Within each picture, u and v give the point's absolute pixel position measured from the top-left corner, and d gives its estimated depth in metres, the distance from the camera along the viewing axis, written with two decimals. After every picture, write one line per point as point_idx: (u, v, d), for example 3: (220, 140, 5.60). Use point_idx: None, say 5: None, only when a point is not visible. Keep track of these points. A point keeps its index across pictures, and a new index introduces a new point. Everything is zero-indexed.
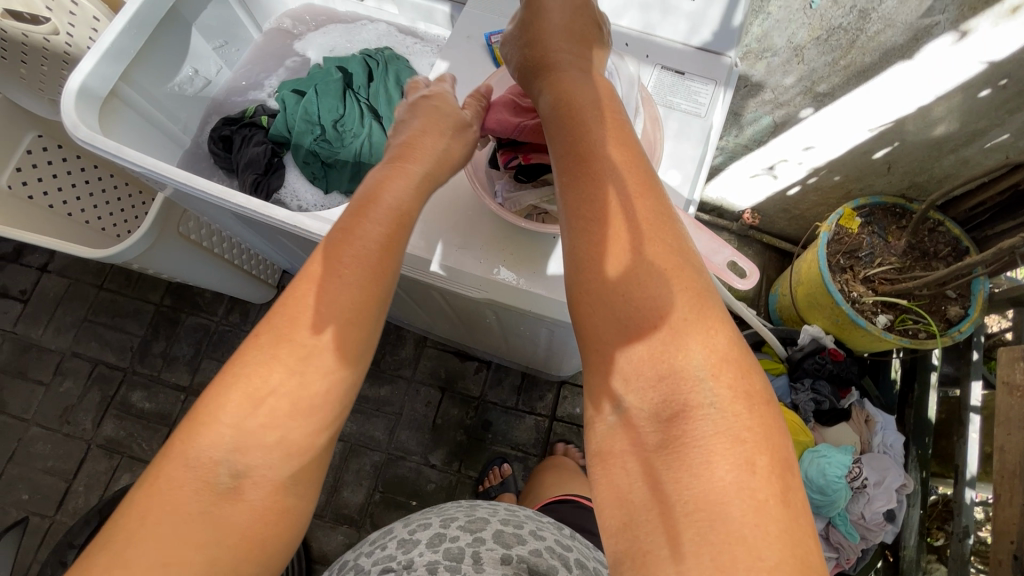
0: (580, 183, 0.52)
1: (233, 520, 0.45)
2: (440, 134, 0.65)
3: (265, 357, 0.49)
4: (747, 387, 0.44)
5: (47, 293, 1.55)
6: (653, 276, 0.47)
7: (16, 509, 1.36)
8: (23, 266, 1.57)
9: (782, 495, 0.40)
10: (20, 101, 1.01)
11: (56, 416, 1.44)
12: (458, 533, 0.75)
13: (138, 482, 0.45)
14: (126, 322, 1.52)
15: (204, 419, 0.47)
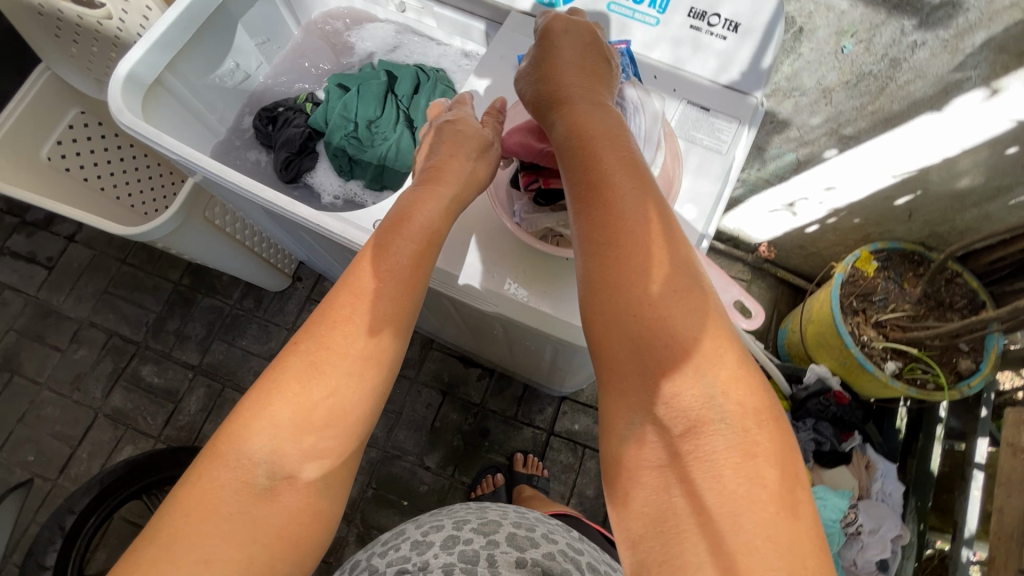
0: (595, 213, 0.53)
1: (269, 519, 0.50)
2: (465, 158, 0.69)
3: (303, 365, 0.54)
4: (756, 404, 0.47)
5: (71, 262, 1.60)
6: (668, 298, 0.50)
7: (21, 469, 1.40)
8: (51, 234, 1.62)
9: (791, 507, 0.42)
10: (68, 78, 1.07)
11: (68, 382, 1.48)
12: (472, 535, 0.76)
13: (182, 481, 0.50)
14: (144, 298, 1.56)
15: (244, 425, 0.51)
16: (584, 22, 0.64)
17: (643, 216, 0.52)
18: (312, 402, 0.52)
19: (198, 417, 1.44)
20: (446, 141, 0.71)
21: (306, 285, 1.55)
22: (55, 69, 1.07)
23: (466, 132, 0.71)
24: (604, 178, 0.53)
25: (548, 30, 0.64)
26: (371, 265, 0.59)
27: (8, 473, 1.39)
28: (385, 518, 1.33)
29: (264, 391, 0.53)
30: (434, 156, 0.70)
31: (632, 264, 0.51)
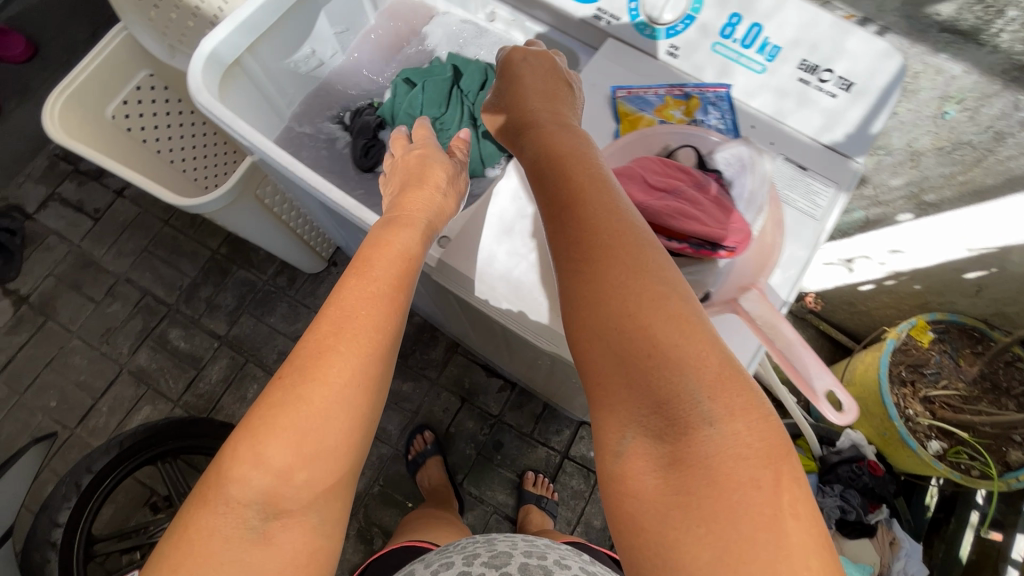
0: (571, 225, 0.51)
1: (266, 563, 0.48)
2: (434, 188, 0.70)
3: (290, 398, 0.50)
4: (744, 401, 0.43)
5: (117, 216, 1.62)
6: (647, 303, 0.46)
7: (43, 413, 1.42)
8: (102, 186, 1.65)
9: (791, 507, 0.40)
10: (143, 42, 1.08)
11: (98, 334, 1.50)
12: (483, 569, 0.72)
13: (170, 533, 0.47)
14: (181, 261, 1.57)
15: (232, 469, 0.48)
16: (541, 54, 0.65)
17: (620, 222, 0.50)
18: (296, 430, 0.49)
19: (218, 387, 1.45)
20: (413, 168, 0.72)
21: (340, 271, 1.55)
22: (131, 30, 1.08)
23: (430, 162, 0.73)
24: (577, 196, 0.51)
25: (507, 68, 0.66)
26: (346, 286, 0.57)
27: (30, 415, 1.42)
28: (388, 518, 1.33)
29: (248, 429, 0.49)
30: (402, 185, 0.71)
31: (612, 274, 0.47)
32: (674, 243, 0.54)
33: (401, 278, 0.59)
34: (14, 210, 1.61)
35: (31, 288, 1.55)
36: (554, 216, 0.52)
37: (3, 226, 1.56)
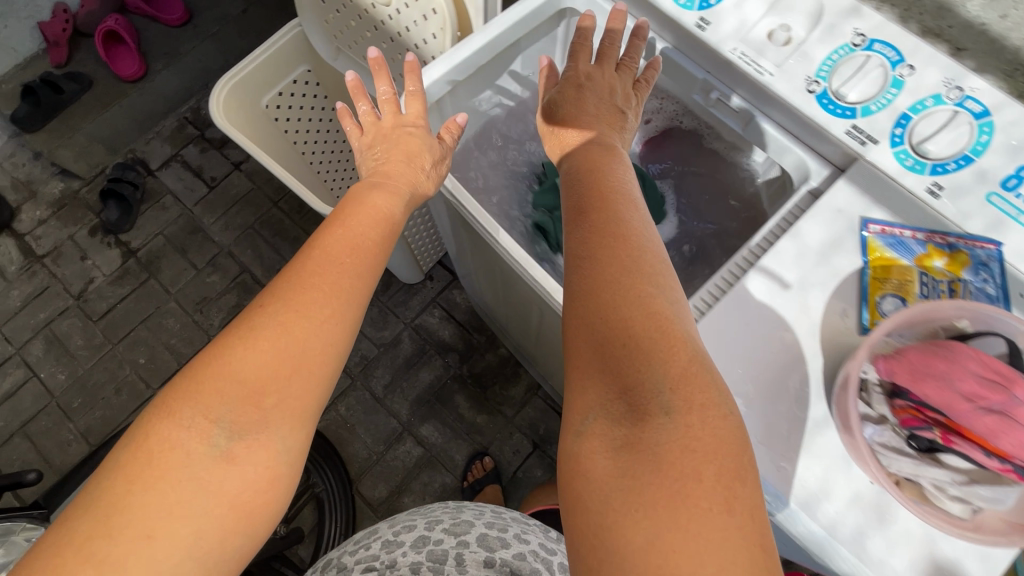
0: (582, 226, 0.55)
1: (222, 488, 0.48)
2: (420, 168, 0.72)
3: (273, 326, 0.53)
4: (703, 396, 0.43)
5: (231, 188, 1.65)
6: (629, 300, 0.48)
7: (131, 367, 1.46)
8: (222, 156, 1.68)
9: (727, 504, 0.39)
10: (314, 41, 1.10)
11: (194, 301, 1.53)
12: (442, 535, 0.93)
13: (127, 442, 0.48)
14: (283, 245, 1.59)
15: (205, 386, 0.50)
16: (603, 78, 0.70)
17: (623, 228, 0.54)
18: (272, 351, 0.52)
19: None
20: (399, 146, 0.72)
21: (435, 286, 1.54)
22: (305, 28, 1.09)
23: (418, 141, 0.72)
24: (591, 204, 0.57)
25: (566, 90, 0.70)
26: (340, 238, 0.61)
27: (118, 367, 1.46)
28: None
29: (225, 348, 0.52)
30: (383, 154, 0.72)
31: (607, 274, 0.51)
32: (990, 460, 0.43)
33: (382, 241, 0.64)
34: (138, 163, 1.66)
35: (140, 242, 1.59)
36: (569, 223, 0.57)
37: (126, 178, 1.61)
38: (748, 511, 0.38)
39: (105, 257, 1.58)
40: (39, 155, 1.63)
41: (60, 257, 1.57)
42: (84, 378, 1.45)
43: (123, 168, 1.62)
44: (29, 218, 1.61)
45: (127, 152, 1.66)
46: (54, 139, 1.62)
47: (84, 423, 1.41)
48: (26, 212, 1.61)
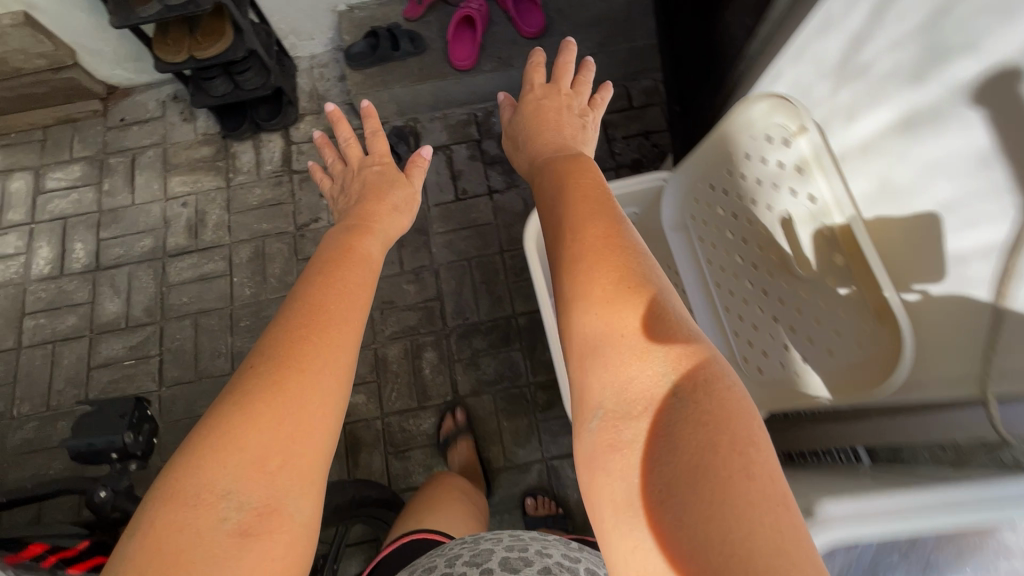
0: (564, 236, 0.59)
1: (246, 573, 0.43)
2: (387, 204, 0.91)
3: (265, 375, 0.52)
4: (709, 369, 0.45)
5: (474, 211, 1.59)
6: (618, 287, 0.51)
7: None
8: (485, 176, 1.63)
9: (753, 472, 0.38)
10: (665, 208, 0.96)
11: (379, 298, 1.50)
12: (463, 570, 0.74)
13: (126, 535, 0.43)
14: (484, 297, 1.50)
15: (212, 453, 0.46)
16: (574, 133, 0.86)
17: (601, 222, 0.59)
18: (267, 411, 0.49)
19: (417, 438, 1.38)
20: (366, 180, 0.96)
21: None
22: (669, 187, 0.95)
23: (383, 177, 0.96)
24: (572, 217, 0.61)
25: (532, 104, 0.99)
26: (319, 276, 0.65)
27: None
28: None
29: (224, 403, 0.50)
30: (363, 205, 0.90)
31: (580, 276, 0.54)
32: None
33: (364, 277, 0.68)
34: (411, 137, 1.66)
35: None
36: (553, 235, 0.62)
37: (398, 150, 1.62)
38: (768, 472, 0.38)
39: None
40: (344, 82, 1.67)
41: (307, 181, 1.62)
42: (262, 305, 1.50)
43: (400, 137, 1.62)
44: (304, 131, 1.66)
45: (409, 123, 1.66)
46: (366, 85, 1.55)
47: (239, 345, 1.46)
48: (305, 124, 1.67)
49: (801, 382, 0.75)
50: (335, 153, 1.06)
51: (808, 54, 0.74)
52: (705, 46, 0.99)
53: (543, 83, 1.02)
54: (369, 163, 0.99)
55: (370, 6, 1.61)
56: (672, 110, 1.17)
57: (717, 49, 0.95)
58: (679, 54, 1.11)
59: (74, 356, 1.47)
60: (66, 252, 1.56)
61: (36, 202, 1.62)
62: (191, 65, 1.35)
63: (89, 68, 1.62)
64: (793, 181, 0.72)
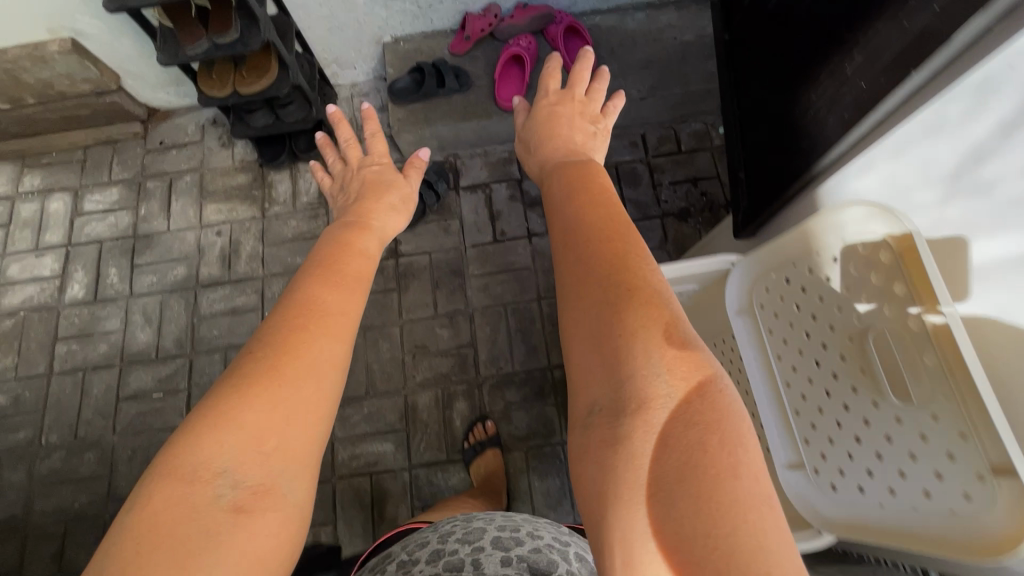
0: (570, 247, 0.64)
1: (241, 542, 0.47)
2: (390, 205, 0.98)
3: (264, 356, 0.56)
4: (698, 380, 0.50)
5: (512, 254, 1.54)
6: (619, 297, 0.56)
7: None
8: (524, 218, 1.58)
9: (734, 470, 0.43)
10: (732, 291, 0.90)
11: (411, 343, 1.46)
12: (456, 546, 0.79)
13: (128, 508, 0.47)
14: (519, 346, 1.45)
15: (206, 429, 0.50)
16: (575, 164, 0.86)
17: (602, 234, 0.63)
18: (266, 396, 0.53)
19: (445, 493, 1.33)
20: (365, 179, 1.03)
21: None
22: (744, 270, 0.88)
23: (383, 178, 1.03)
24: (581, 230, 0.64)
25: (545, 110, 1.03)
26: (324, 271, 0.69)
27: None
28: None
29: (221, 387, 0.54)
30: (366, 205, 0.95)
31: (583, 286, 0.58)
32: None
33: (360, 274, 0.72)
34: (451, 173, 1.62)
35: (409, 249, 1.55)
36: (560, 246, 0.65)
37: (436, 188, 1.57)
38: (753, 472, 0.43)
39: None
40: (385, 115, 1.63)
41: None
42: None
43: (439, 174, 1.58)
44: None
45: (449, 158, 1.63)
46: (408, 121, 1.51)
47: None
48: None
49: (888, 521, 0.66)
50: (335, 154, 1.13)
51: (911, 152, 0.65)
52: (788, 114, 0.89)
53: (559, 88, 1.05)
54: (367, 162, 1.06)
55: (415, 39, 1.57)
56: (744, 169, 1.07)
57: (800, 119, 0.85)
58: (759, 111, 1.01)
59: (103, 386, 1.45)
60: (100, 278, 1.56)
61: (73, 224, 1.62)
62: (235, 100, 1.32)
63: (131, 91, 1.61)
64: (894, 297, 0.65)
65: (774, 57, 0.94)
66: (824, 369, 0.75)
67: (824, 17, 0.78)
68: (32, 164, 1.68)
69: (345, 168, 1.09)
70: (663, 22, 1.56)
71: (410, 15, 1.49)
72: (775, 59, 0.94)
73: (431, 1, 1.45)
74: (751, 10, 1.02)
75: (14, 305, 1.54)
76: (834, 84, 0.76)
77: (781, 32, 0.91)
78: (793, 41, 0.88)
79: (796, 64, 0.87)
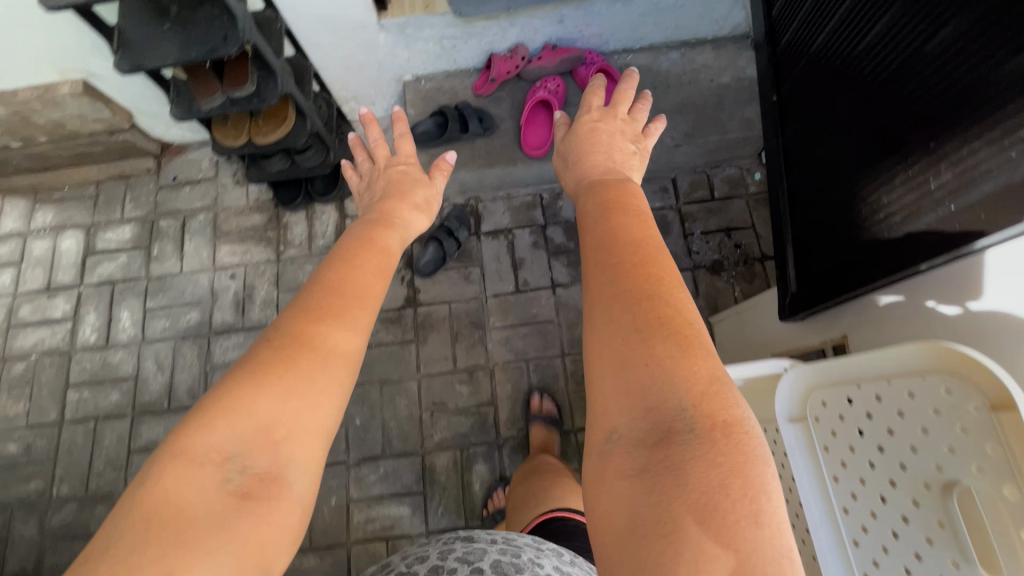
0: (604, 241, 0.57)
1: (245, 534, 0.43)
2: (411, 204, 0.89)
3: (270, 346, 0.51)
4: (727, 412, 0.43)
5: (535, 306, 1.48)
6: (655, 302, 0.49)
7: (347, 420, 1.40)
8: (549, 267, 1.51)
9: (754, 518, 0.37)
10: (786, 392, 0.82)
11: (429, 400, 1.41)
12: (453, 565, 0.66)
13: (135, 483, 0.43)
14: None
15: (209, 409, 0.46)
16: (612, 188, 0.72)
17: (643, 235, 0.57)
18: (274, 391, 0.48)
19: None
20: (390, 179, 0.93)
21: None
22: (801, 375, 0.80)
23: (407, 176, 0.94)
24: (621, 228, 0.58)
25: (585, 126, 0.88)
26: (336, 259, 0.63)
27: None
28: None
29: (228, 374, 0.49)
30: (384, 197, 0.89)
31: (615, 284, 0.51)
32: None
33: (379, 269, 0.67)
34: (472, 217, 1.56)
35: (427, 298, 1.49)
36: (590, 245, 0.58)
37: (457, 234, 1.50)
38: (777, 521, 0.37)
39: (392, 289, 1.51)
40: None
41: None
42: None
43: (460, 220, 1.52)
44: None
45: (472, 202, 1.57)
46: (429, 167, 1.44)
47: None
48: None
49: None
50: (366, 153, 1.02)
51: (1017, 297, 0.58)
52: (848, 211, 0.83)
53: (601, 107, 0.91)
54: (393, 162, 0.96)
55: (438, 77, 1.51)
56: (800, 241, 0.98)
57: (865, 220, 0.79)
58: (818, 185, 0.92)
59: (115, 437, 1.42)
60: (112, 321, 1.52)
61: (85, 263, 1.58)
62: (250, 148, 1.27)
63: (144, 127, 1.56)
64: (969, 420, 0.59)
65: (841, 131, 0.85)
66: (888, 504, 0.68)
67: (911, 106, 0.69)
68: (44, 199, 1.64)
69: (372, 168, 0.99)
70: (699, 62, 1.48)
71: (433, 54, 1.43)
72: (842, 134, 0.85)
73: (455, 42, 1.39)
74: (817, 70, 0.93)
75: (26, 348, 1.50)
76: (922, 189, 0.67)
77: (851, 104, 0.82)
78: (866, 119, 0.79)
79: (870, 147, 0.78)
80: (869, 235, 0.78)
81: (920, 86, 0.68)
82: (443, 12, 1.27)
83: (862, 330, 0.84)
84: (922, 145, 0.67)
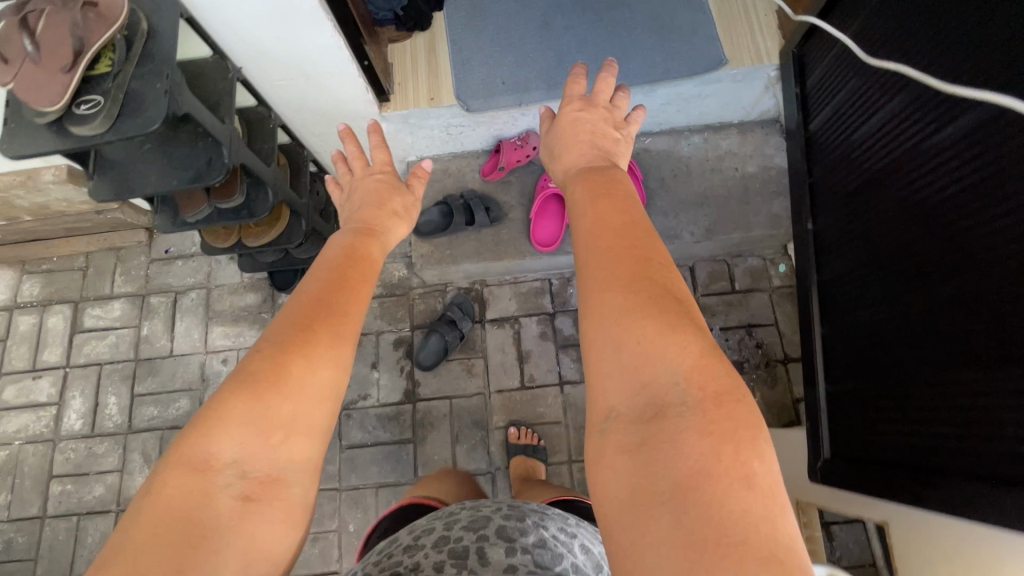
0: (588, 229, 0.57)
1: (253, 527, 0.45)
2: (390, 211, 0.84)
3: (270, 348, 0.53)
4: (716, 382, 0.44)
5: (541, 405, 1.39)
6: (637, 292, 0.49)
7: (340, 525, 1.33)
8: (557, 362, 1.42)
9: (748, 479, 0.39)
10: None
11: None
12: (461, 534, 0.62)
13: (141, 491, 0.45)
14: None
15: (215, 414, 0.48)
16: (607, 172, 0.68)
17: (624, 224, 0.56)
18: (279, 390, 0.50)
19: None
20: (370, 188, 0.87)
21: None
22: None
23: (387, 184, 0.88)
24: (598, 217, 0.58)
25: (565, 119, 0.79)
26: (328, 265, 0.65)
27: (330, 515, 1.34)
28: None
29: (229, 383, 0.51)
30: (362, 196, 0.86)
31: (600, 279, 0.51)
32: None
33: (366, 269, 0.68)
34: (476, 304, 1.47)
35: (428, 392, 1.41)
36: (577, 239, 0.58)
37: (460, 325, 1.42)
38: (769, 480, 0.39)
39: (390, 382, 1.43)
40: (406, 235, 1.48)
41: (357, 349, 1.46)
42: None
43: (463, 309, 1.44)
44: None
45: (476, 287, 1.48)
46: (434, 258, 1.36)
47: None
48: None
49: None
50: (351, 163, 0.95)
51: None
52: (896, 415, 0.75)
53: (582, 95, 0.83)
54: (372, 171, 0.90)
55: (443, 158, 1.42)
56: (836, 397, 0.89)
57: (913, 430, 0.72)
58: (858, 341, 0.84)
59: (98, 534, 1.36)
60: (99, 407, 1.45)
61: (72, 342, 1.51)
62: (239, 248, 1.18)
63: (135, 203, 1.49)
64: None
65: (875, 267, 0.81)
66: None
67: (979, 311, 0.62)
68: (31, 270, 1.57)
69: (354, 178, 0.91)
70: (723, 148, 1.37)
71: (438, 138, 1.34)
72: (884, 271, 0.79)
73: (462, 129, 1.30)
74: (854, 172, 0.88)
75: (9, 434, 1.44)
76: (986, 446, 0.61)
77: (890, 219, 0.78)
78: (904, 241, 0.74)
79: (908, 296, 0.73)
80: (914, 413, 0.71)
81: (965, 274, 0.64)
82: (450, 105, 1.19)
83: (918, 541, 0.76)
84: (995, 362, 0.60)
